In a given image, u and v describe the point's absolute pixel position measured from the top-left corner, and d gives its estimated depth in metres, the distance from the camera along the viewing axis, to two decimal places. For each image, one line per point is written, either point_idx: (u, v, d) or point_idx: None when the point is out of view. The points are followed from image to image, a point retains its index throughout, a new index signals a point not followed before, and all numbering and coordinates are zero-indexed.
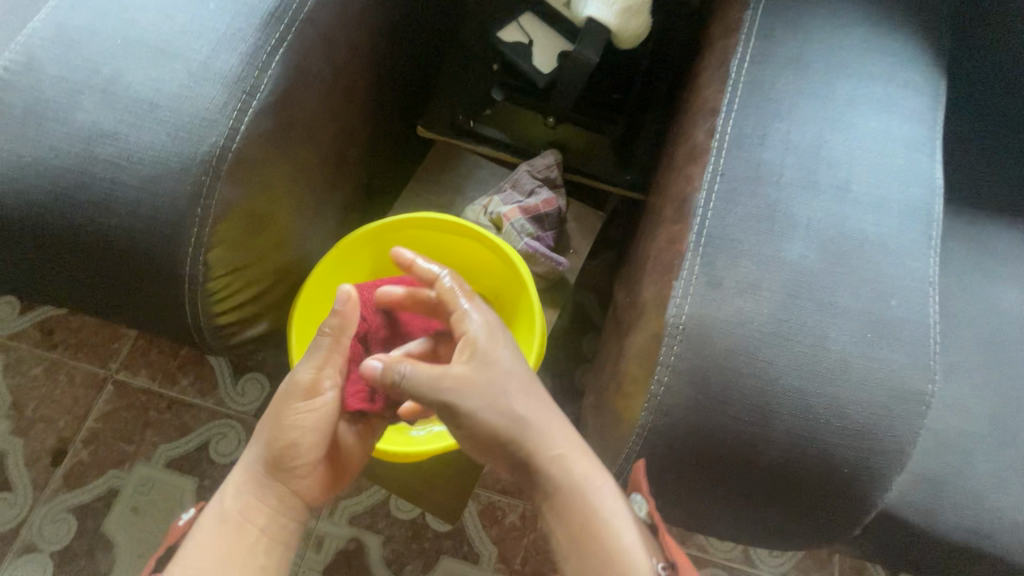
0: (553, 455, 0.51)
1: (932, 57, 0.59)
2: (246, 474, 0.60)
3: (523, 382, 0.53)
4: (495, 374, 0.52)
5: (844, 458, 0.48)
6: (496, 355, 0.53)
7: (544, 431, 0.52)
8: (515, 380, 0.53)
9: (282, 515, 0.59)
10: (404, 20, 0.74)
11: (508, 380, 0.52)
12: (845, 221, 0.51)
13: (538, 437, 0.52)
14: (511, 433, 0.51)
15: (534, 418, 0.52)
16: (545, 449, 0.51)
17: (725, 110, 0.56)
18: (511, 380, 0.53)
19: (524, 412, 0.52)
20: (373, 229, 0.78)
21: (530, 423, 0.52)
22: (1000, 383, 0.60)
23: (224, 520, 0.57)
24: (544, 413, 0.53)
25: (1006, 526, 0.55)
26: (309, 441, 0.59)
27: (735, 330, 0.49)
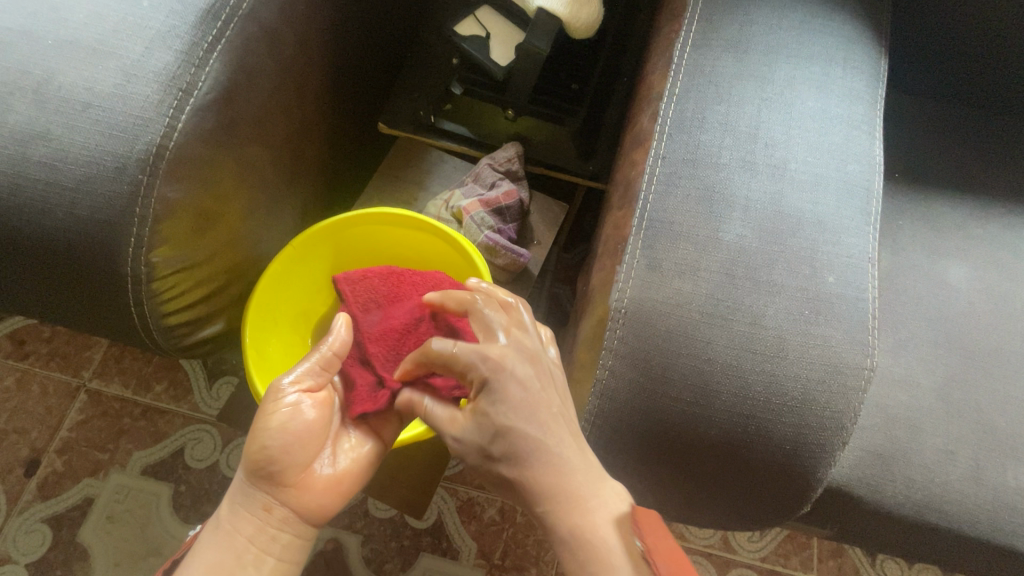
0: (541, 511, 0.49)
1: (873, 36, 0.59)
2: (238, 485, 0.56)
3: (512, 436, 0.48)
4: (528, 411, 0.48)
5: (785, 436, 0.49)
6: (501, 404, 0.48)
7: (540, 475, 0.48)
8: (496, 439, 0.48)
9: (270, 523, 0.55)
10: (356, 15, 0.74)
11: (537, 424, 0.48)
12: (782, 201, 0.51)
13: (533, 487, 0.48)
14: (501, 475, 0.50)
15: (525, 457, 0.48)
16: (535, 504, 0.49)
17: (667, 95, 0.56)
18: (494, 443, 0.49)
19: (501, 466, 0.49)
20: (328, 226, 0.77)
21: (513, 468, 0.48)
22: (950, 359, 0.61)
23: (217, 529, 0.54)
24: (540, 453, 0.48)
25: (955, 498, 0.56)
26: (295, 441, 0.56)
27: (673, 312, 0.49)
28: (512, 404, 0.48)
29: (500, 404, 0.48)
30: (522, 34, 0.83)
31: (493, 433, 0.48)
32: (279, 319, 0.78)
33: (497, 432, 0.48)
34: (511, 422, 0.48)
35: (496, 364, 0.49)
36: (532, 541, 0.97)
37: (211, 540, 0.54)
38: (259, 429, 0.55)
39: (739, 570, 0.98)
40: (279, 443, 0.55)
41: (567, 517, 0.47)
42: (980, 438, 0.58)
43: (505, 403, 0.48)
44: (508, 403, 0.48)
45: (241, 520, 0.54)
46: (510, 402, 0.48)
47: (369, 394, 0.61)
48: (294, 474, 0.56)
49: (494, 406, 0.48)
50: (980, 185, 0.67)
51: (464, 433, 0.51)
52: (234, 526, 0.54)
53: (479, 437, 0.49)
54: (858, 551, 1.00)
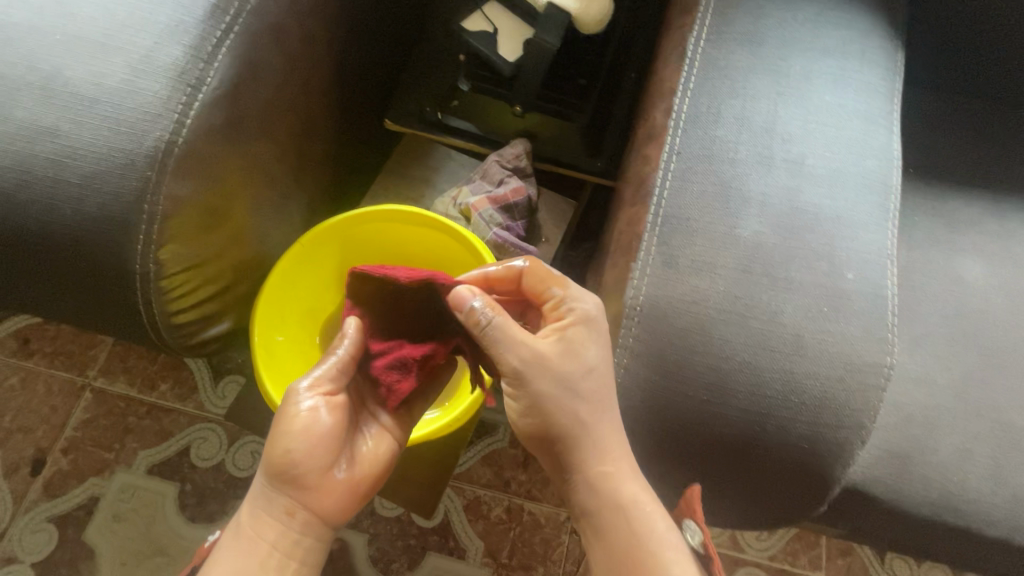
0: (599, 471, 0.52)
1: (889, 29, 0.58)
2: (257, 491, 0.55)
3: (603, 380, 0.51)
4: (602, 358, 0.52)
5: (802, 435, 0.48)
6: (585, 347, 0.51)
7: (613, 433, 0.51)
8: (589, 376, 0.51)
9: (294, 528, 0.55)
10: (362, 10, 0.73)
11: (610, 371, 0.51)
12: (800, 197, 0.50)
13: (602, 446, 0.51)
14: (574, 422, 0.51)
15: (606, 410, 0.50)
16: (594, 463, 0.52)
17: (681, 89, 0.55)
18: (586, 379, 0.51)
19: (581, 405, 0.50)
20: (336, 223, 0.77)
21: (594, 420, 0.51)
22: (967, 356, 0.60)
23: (238, 536, 0.54)
24: (617, 410, 0.51)
25: (972, 498, 0.55)
26: (315, 445, 0.55)
27: (690, 309, 0.48)
28: (601, 348, 0.52)
29: (601, 341, 0.52)
30: (531, 31, 0.82)
31: (587, 367, 0.51)
32: (287, 316, 0.78)
33: (591, 369, 0.51)
34: (602, 364, 0.51)
35: (599, 310, 0.54)
36: (539, 540, 0.97)
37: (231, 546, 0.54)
38: (283, 428, 0.54)
39: (747, 569, 0.98)
40: (303, 446, 0.54)
41: (626, 481, 0.52)
42: (999, 436, 0.57)
43: (603, 345, 0.52)
44: (603, 345, 0.52)
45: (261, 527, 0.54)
46: (605, 348, 0.52)
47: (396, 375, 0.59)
48: (314, 480, 0.55)
49: (595, 342, 0.52)
50: (994, 180, 0.66)
51: (553, 357, 0.51)
52: (258, 532, 0.54)
53: (574, 367, 0.51)
54: (867, 551, 0.99)
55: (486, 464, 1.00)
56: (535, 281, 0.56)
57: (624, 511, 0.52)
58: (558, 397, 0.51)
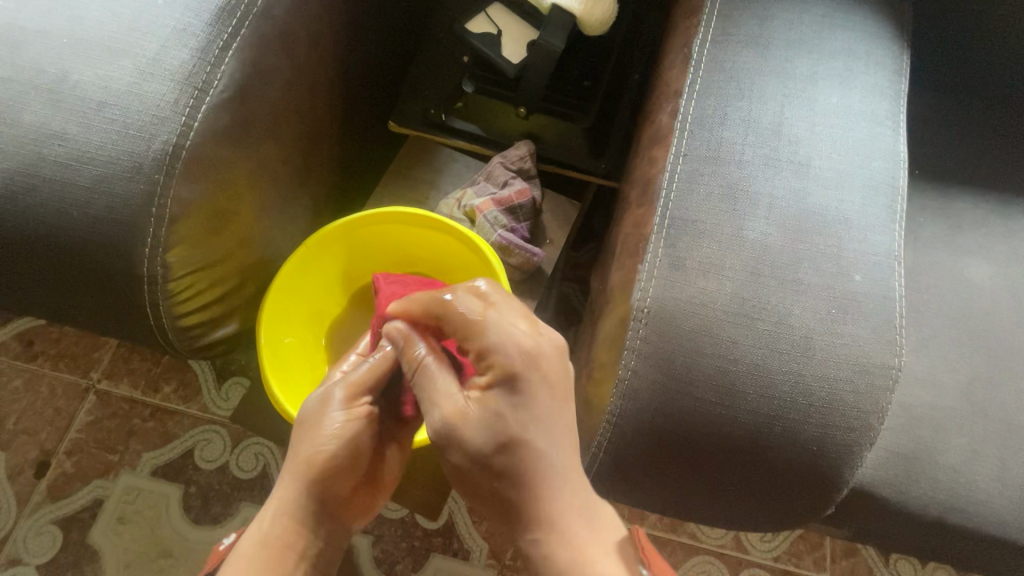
0: (529, 538, 0.50)
1: (894, 30, 0.58)
2: (285, 497, 0.56)
3: (523, 447, 0.48)
4: (526, 423, 0.48)
5: (811, 436, 0.48)
6: (502, 412, 0.48)
7: (540, 498, 0.49)
8: (503, 448, 0.48)
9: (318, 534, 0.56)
10: (367, 12, 0.73)
11: (535, 435, 0.48)
12: (807, 199, 0.50)
13: (529, 511, 0.49)
14: (498, 489, 0.50)
15: (531, 476, 0.48)
16: (523, 531, 0.50)
17: (687, 92, 0.55)
18: (498, 452, 0.48)
19: (501, 476, 0.49)
20: (341, 224, 0.77)
21: (515, 488, 0.49)
22: (973, 357, 0.60)
23: (263, 544, 0.55)
24: (541, 474, 0.48)
25: (979, 498, 0.55)
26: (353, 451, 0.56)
27: (698, 310, 0.48)
28: (525, 411, 0.48)
29: (520, 403, 0.48)
30: (535, 33, 0.82)
31: (501, 436, 0.48)
32: (294, 318, 0.78)
33: (508, 441, 0.48)
34: (523, 432, 0.48)
35: (523, 361, 0.48)
36: None
37: (255, 550, 0.55)
38: (325, 434, 0.55)
39: (751, 570, 0.98)
40: (343, 453, 0.55)
41: (560, 546, 0.49)
42: (1006, 437, 0.57)
43: (525, 410, 0.48)
44: (528, 405, 0.48)
45: (287, 533, 0.55)
46: (528, 412, 0.48)
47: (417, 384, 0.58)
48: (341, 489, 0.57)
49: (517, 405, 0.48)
50: (999, 180, 0.66)
51: (463, 422, 0.49)
52: (286, 537, 0.55)
53: (487, 441, 0.48)
54: (872, 552, 0.99)
55: None
56: (455, 323, 0.51)
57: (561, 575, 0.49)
58: (473, 466, 0.50)
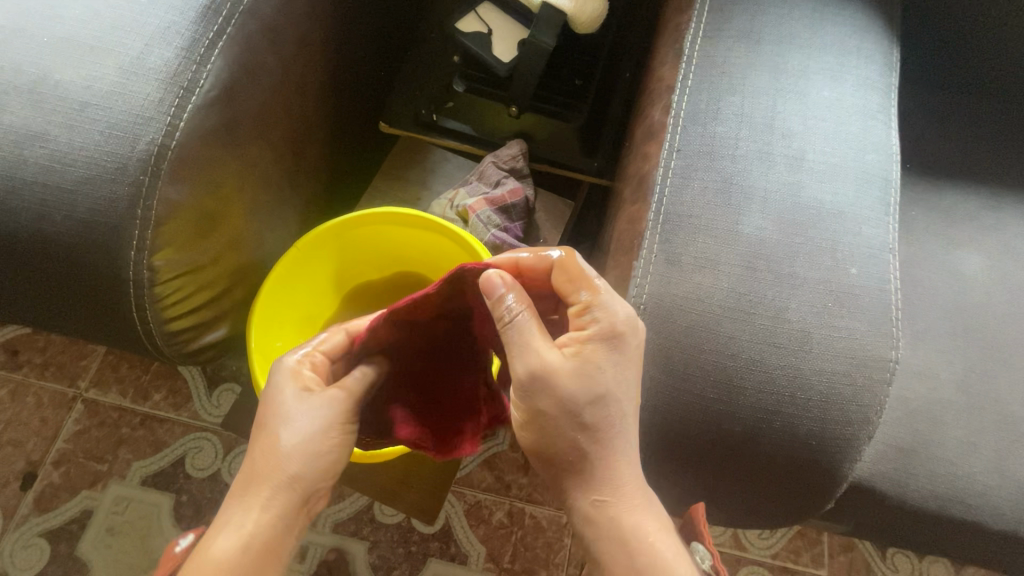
0: (595, 500, 0.50)
1: (881, 26, 0.59)
2: (275, 499, 0.51)
3: (609, 404, 0.47)
4: (618, 383, 0.47)
5: (810, 432, 0.48)
6: (600, 369, 0.47)
7: (615, 456, 0.49)
8: (595, 402, 0.47)
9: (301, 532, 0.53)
10: (355, 12, 0.73)
11: (624, 397, 0.47)
12: (801, 193, 0.50)
13: (596, 467, 0.49)
14: (575, 443, 0.49)
15: (610, 433, 0.48)
16: (591, 491, 0.50)
17: (680, 88, 0.55)
18: (589, 404, 0.47)
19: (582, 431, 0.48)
20: (333, 226, 0.75)
21: (595, 444, 0.48)
22: (968, 350, 0.60)
23: (245, 547, 0.49)
24: (619, 432, 0.48)
25: (976, 491, 0.55)
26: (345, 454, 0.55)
27: (694, 306, 0.48)
28: (620, 373, 0.47)
29: (619, 364, 0.46)
30: (526, 32, 0.82)
31: (592, 392, 0.47)
32: (285, 323, 0.77)
33: (600, 396, 0.47)
34: (616, 391, 0.47)
35: (628, 323, 0.46)
36: (541, 543, 0.96)
37: (238, 554, 0.49)
38: (323, 436, 0.53)
39: (751, 567, 0.97)
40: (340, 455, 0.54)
41: (623, 511, 0.50)
42: (1003, 428, 0.57)
43: (622, 370, 0.47)
44: (624, 368, 0.47)
45: (275, 536, 0.50)
46: (623, 376, 0.47)
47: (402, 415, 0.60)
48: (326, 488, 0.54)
49: (614, 363, 0.46)
50: (989, 173, 0.67)
51: (563, 374, 0.47)
52: (273, 538, 0.50)
53: (581, 394, 0.47)
54: (869, 548, 0.99)
55: (486, 468, 0.99)
56: (564, 278, 0.49)
57: (621, 539, 0.50)
58: (558, 417, 0.48)
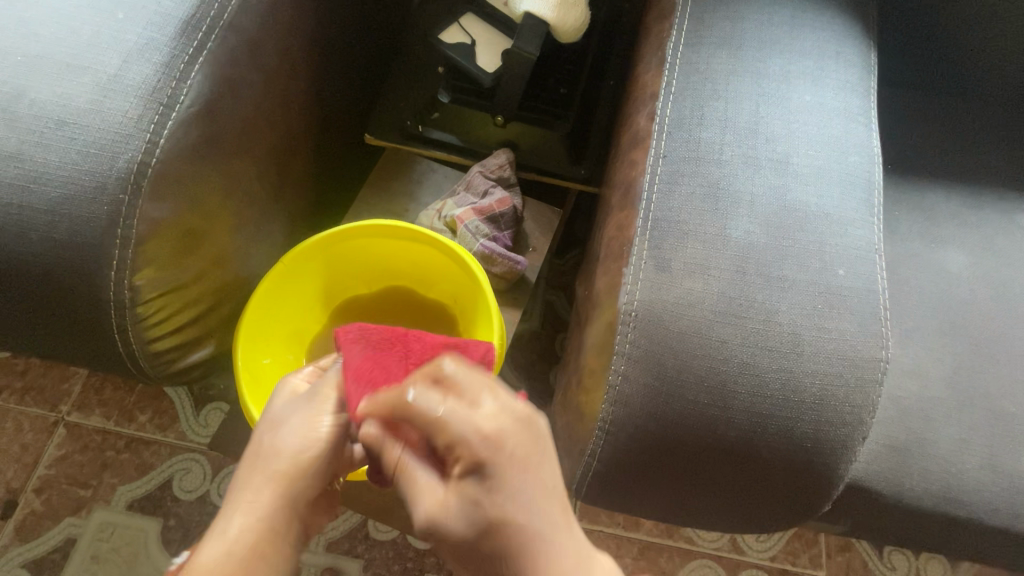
0: None
1: (857, 30, 0.60)
2: (261, 500, 0.48)
3: (518, 541, 0.37)
4: (512, 513, 0.37)
5: (806, 434, 0.48)
6: (482, 500, 0.37)
7: None
8: (493, 540, 0.37)
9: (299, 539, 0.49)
10: (337, 25, 0.73)
11: (526, 525, 0.37)
12: (787, 196, 0.51)
13: None
14: None
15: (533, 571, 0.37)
16: None
17: (663, 95, 0.56)
18: (487, 545, 0.38)
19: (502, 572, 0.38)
20: (321, 240, 0.73)
21: None
22: (957, 347, 0.61)
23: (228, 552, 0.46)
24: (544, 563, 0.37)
25: (970, 487, 0.56)
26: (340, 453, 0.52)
27: (685, 312, 0.48)
28: (508, 496, 0.37)
29: (496, 494, 0.37)
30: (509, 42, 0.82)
31: (481, 528, 0.37)
32: (274, 339, 0.75)
33: (496, 535, 0.37)
34: (513, 521, 0.37)
35: (489, 437, 0.37)
36: None
37: (219, 563, 0.45)
38: (306, 432, 0.50)
39: (749, 571, 0.97)
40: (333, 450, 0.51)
41: None
42: (994, 425, 0.58)
43: (505, 494, 0.37)
44: (508, 491, 0.37)
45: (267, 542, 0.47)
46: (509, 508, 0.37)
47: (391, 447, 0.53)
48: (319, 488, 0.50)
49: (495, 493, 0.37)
50: (967, 171, 0.68)
51: (443, 514, 0.38)
52: (262, 545, 0.47)
53: (469, 532, 0.38)
54: (866, 546, 1.00)
55: None
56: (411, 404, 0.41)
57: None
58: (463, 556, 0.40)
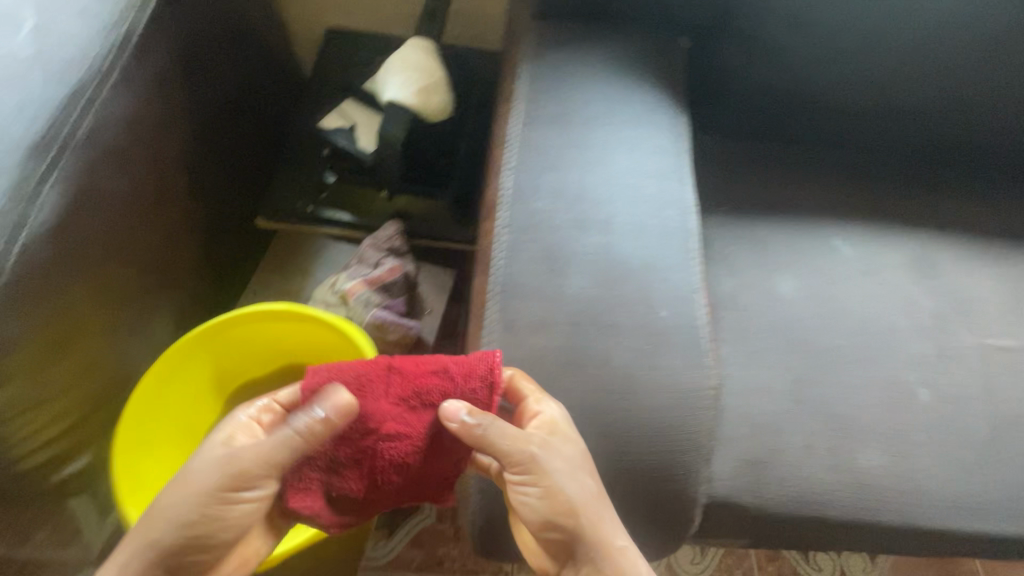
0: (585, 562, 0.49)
1: (670, 100, 0.70)
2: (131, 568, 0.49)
3: (582, 477, 0.49)
4: (574, 455, 0.49)
5: (653, 464, 0.52)
6: (563, 446, 0.49)
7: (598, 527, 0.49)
8: (571, 472, 0.49)
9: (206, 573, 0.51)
10: (197, 123, 0.77)
11: (580, 464, 0.49)
12: (613, 251, 0.58)
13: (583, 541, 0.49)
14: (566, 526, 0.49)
15: (590, 506, 0.49)
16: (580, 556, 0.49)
17: (505, 170, 0.63)
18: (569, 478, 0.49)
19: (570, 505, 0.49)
20: (207, 330, 0.73)
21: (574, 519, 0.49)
22: (797, 361, 0.68)
23: None
24: (595, 500, 0.49)
25: (818, 487, 0.62)
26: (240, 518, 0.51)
27: (531, 366, 0.53)
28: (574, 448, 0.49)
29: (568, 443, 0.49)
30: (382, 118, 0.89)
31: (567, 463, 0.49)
32: (161, 439, 0.74)
33: (571, 470, 0.49)
34: (577, 463, 0.49)
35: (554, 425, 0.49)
36: None
37: None
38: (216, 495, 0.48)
39: None
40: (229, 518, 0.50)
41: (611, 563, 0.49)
42: (832, 427, 0.65)
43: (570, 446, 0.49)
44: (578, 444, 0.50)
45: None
46: (575, 439, 0.50)
47: (322, 486, 0.52)
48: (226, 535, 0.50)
49: (569, 426, 0.50)
50: (786, 203, 0.79)
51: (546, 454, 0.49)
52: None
53: (565, 466, 0.49)
54: (794, 552, 1.04)
55: (413, 547, 0.97)
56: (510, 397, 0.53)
57: (592, 558, 0.49)
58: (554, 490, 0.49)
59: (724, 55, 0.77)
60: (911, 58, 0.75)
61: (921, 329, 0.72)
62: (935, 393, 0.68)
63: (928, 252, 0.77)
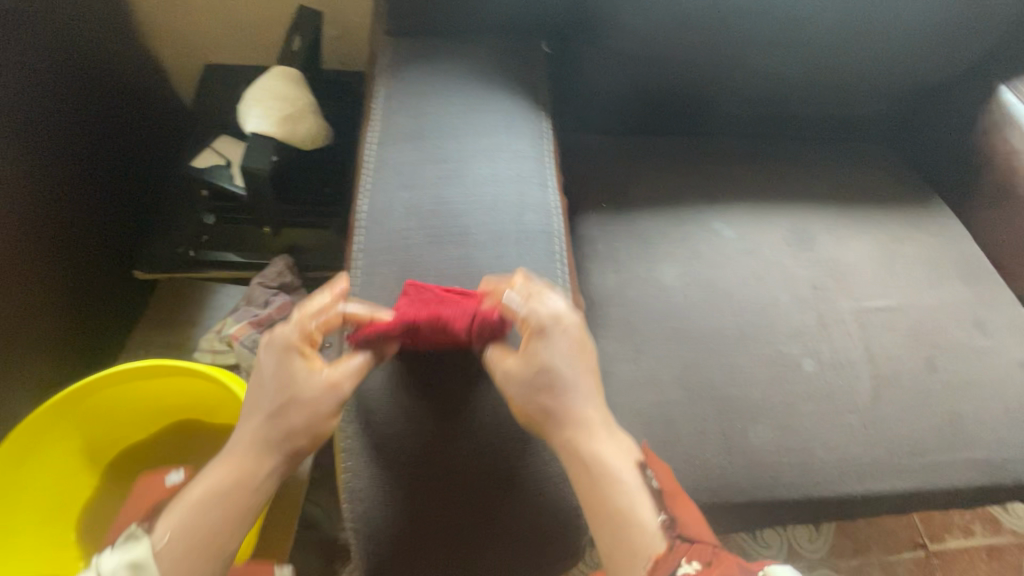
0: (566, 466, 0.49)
1: (530, 105, 0.70)
2: (252, 478, 0.47)
3: (559, 377, 0.50)
4: (549, 356, 0.50)
5: (530, 480, 0.50)
6: (538, 353, 0.50)
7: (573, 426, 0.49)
8: (546, 378, 0.49)
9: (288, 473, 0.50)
10: (43, 183, 0.73)
11: (558, 363, 0.50)
12: (473, 264, 0.57)
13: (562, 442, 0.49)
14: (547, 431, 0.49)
15: (568, 401, 0.50)
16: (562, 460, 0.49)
17: (361, 193, 0.61)
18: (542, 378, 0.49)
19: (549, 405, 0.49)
20: (62, 401, 0.67)
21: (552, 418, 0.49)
22: (685, 348, 0.68)
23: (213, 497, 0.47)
24: (570, 398, 0.50)
25: (709, 471, 0.62)
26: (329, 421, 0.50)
27: (391, 395, 0.51)
28: (552, 346, 0.50)
29: (548, 345, 0.50)
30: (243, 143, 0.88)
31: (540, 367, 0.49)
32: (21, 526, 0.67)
33: (548, 373, 0.49)
34: (560, 365, 0.50)
35: (548, 320, 0.50)
36: None
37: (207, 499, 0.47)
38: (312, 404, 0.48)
39: None
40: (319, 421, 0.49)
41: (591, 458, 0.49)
42: (721, 410, 0.65)
43: (550, 348, 0.50)
44: (560, 346, 0.50)
45: (218, 520, 0.46)
46: (559, 339, 0.51)
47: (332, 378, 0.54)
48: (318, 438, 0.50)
49: (558, 333, 0.51)
50: (664, 193, 0.80)
51: (522, 366, 0.49)
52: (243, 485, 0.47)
53: (537, 372, 0.49)
54: (741, 533, 1.04)
55: None
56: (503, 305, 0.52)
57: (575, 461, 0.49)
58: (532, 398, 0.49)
59: (582, 57, 0.77)
60: (764, 44, 0.76)
61: (801, 300, 0.73)
62: (819, 362, 0.69)
63: (804, 226, 0.79)
